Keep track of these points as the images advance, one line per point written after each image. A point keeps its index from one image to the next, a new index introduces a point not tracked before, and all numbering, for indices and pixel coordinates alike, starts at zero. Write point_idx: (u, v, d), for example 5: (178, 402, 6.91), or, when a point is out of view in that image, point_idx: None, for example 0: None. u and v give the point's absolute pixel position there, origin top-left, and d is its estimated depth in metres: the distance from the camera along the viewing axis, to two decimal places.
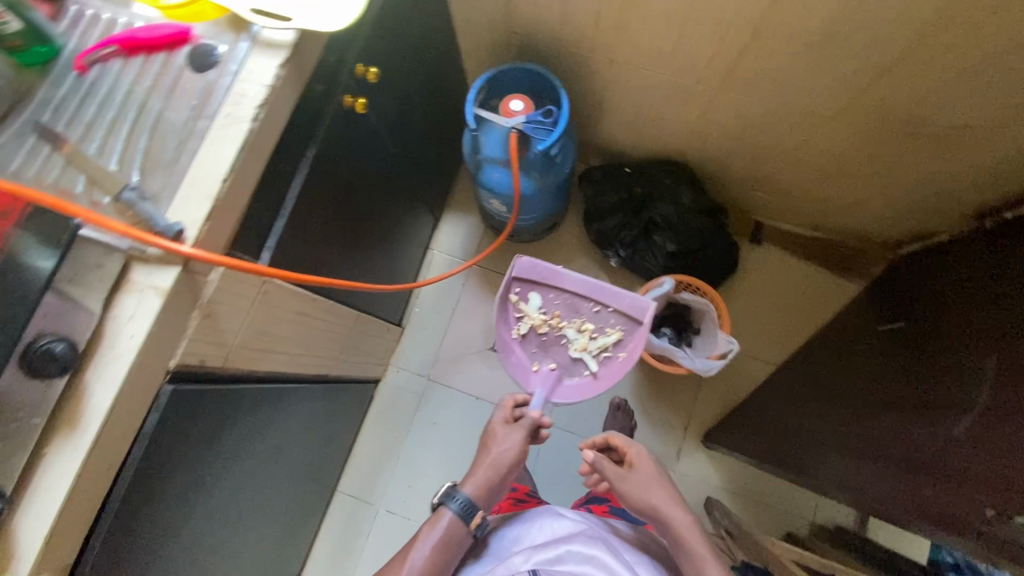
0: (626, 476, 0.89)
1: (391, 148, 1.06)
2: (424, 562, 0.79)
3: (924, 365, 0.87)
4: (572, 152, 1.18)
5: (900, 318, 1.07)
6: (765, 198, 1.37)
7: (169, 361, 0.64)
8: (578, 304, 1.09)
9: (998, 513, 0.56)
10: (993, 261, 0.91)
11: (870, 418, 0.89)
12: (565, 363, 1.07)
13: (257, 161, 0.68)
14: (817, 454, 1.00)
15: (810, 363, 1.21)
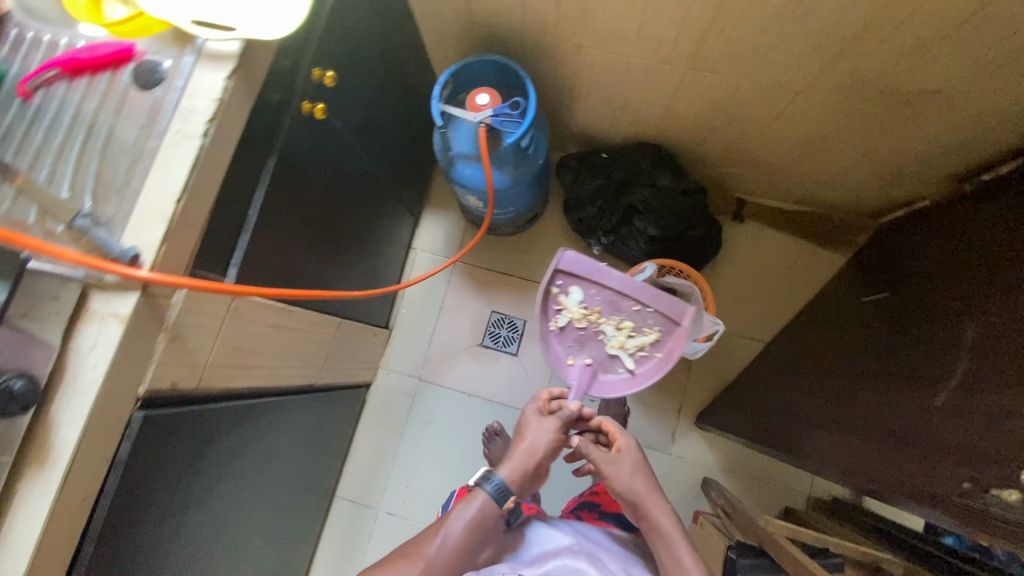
0: (613, 465, 0.87)
1: (359, 151, 1.04)
2: (457, 540, 0.77)
3: (901, 338, 0.88)
4: (544, 143, 1.17)
5: (881, 288, 1.07)
6: (744, 175, 1.36)
7: (138, 388, 0.63)
8: (618, 301, 1.04)
9: (976, 486, 0.57)
10: (971, 227, 0.91)
11: (850, 392, 0.90)
12: (600, 359, 1.02)
13: (213, 177, 0.66)
14: (795, 430, 1.01)
15: (794, 342, 1.22)
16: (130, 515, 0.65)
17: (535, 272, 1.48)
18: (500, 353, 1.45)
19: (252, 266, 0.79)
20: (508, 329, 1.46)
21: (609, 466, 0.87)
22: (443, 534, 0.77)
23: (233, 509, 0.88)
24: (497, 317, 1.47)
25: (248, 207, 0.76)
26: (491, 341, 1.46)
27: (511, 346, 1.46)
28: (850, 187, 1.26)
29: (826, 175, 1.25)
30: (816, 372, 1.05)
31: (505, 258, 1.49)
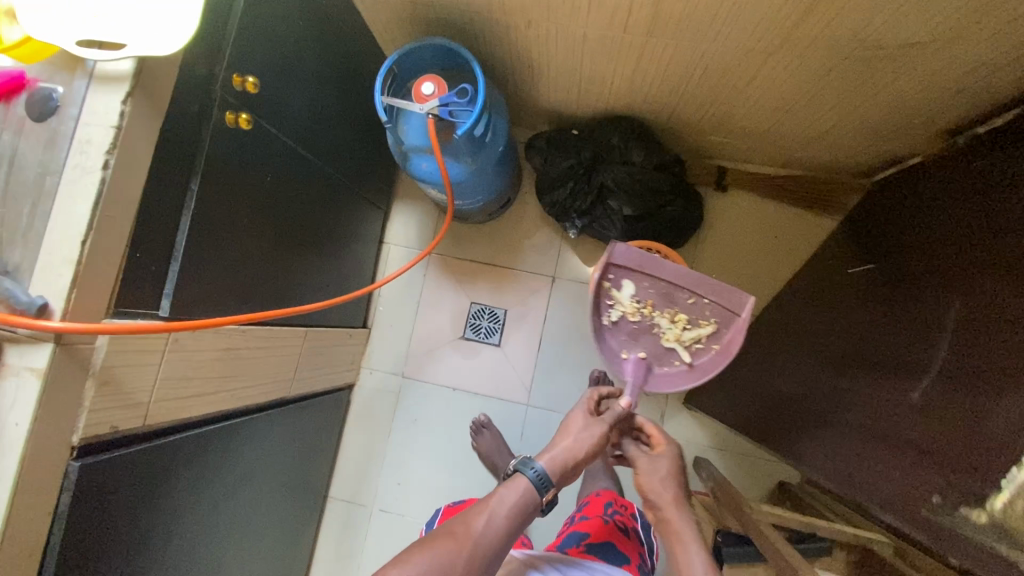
0: (646, 467, 0.87)
1: (306, 154, 0.99)
2: (500, 526, 0.72)
3: (876, 316, 0.85)
4: (503, 127, 1.10)
5: (864, 257, 1.02)
6: (724, 141, 1.28)
7: (72, 437, 0.61)
8: (672, 292, 0.98)
9: (947, 503, 0.56)
10: (951, 191, 0.86)
11: (828, 376, 0.88)
12: (655, 354, 0.97)
13: (123, 210, 0.62)
14: (774, 413, 1.00)
15: (780, 322, 1.18)
16: (86, 562, 0.64)
17: (513, 259, 1.44)
18: (482, 344, 1.42)
19: (191, 293, 0.76)
20: (490, 320, 1.43)
21: (643, 467, 0.87)
22: (489, 514, 0.72)
23: (212, 534, 0.88)
24: (476, 308, 1.43)
25: (176, 233, 0.72)
26: (472, 333, 1.43)
27: (494, 336, 1.42)
28: (836, 147, 1.18)
29: (810, 137, 1.17)
30: (797, 353, 1.03)
31: (480, 247, 1.45)
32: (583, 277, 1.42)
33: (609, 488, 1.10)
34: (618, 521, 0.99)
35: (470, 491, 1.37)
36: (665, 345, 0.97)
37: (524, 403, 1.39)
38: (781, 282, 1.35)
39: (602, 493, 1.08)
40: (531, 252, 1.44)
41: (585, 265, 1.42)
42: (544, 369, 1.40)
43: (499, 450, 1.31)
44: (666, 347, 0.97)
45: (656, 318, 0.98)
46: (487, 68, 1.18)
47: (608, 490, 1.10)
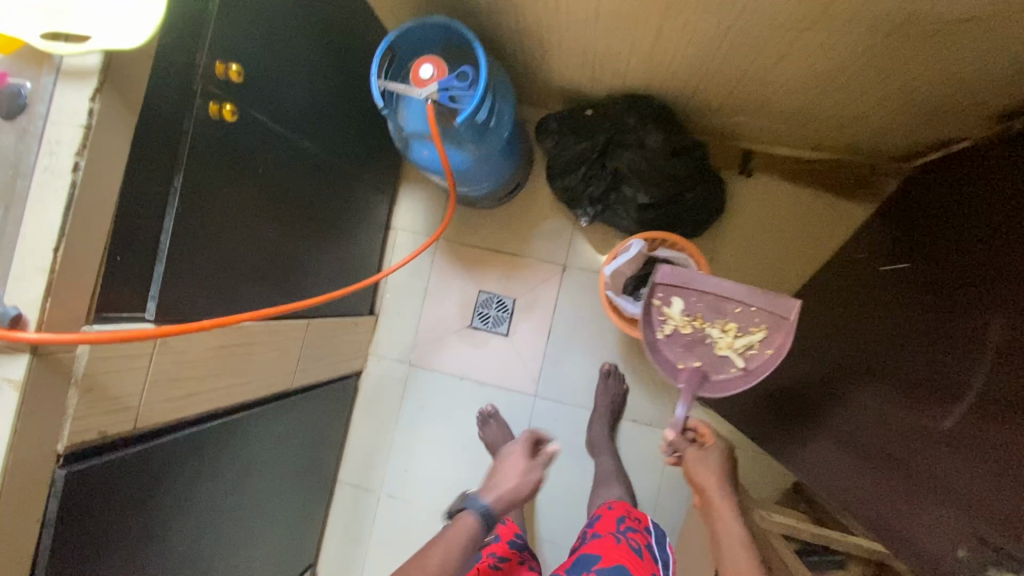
0: (701, 462, 0.85)
1: (303, 143, 0.95)
2: (456, 556, 0.76)
3: (902, 324, 0.79)
4: (508, 111, 1.03)
5: (891, 255, 0.95)
6: (749, 122, 1.19)
7: (57, 446, 0.60)
8: (720, 304, 0.97)
9: (981, 554, 0.52)
10: (993, 186, 0.78)
11: (848, 388, 0.84)
12: (710, 364, 0.94)
13: (98, 214, 0.59)
14: (791, 422, 0.96)
15: (803, 324, 1.12)
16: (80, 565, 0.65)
17: (522, 246, 1.39)
18: (490, 334, 1.39)
19: (179, 293, 0.74)
20: (498, 309, 1.39)
21: (697, 461, 0.85)
22: (444, 550, 0.76)
23: (214, 527, 0.89)
24: (484, 297, 1.40)
25: (159, 234, 0.70)
26: (480, 322, 1.40)
27: (502, 326, 1.39)
28: (874, 129, 1.08)
29: (844, 120, 1.07)
30: (817, 358, 0.98)
31: (489, 234, 1.40)
32: (595, 266, 1.36)
33: (621, 499, 1.01)
34: (629, 539, 0.91)
35: (477, 480, 1.37)
36: (718, 355, 0.95)
37: (532, 394, 1.36)
38: (807, 273, 1.27)
39: (614, 505, 1.00)
40: (541, 239, 1.38)
41: (598, 253, 1.36)
42: (553, 360, 1.36)
43: (505, 442, 1.29)
44: (723, 356, 0.94)
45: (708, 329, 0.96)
46: (494, 45, 1.11)
47: (621, 500, 1.01)
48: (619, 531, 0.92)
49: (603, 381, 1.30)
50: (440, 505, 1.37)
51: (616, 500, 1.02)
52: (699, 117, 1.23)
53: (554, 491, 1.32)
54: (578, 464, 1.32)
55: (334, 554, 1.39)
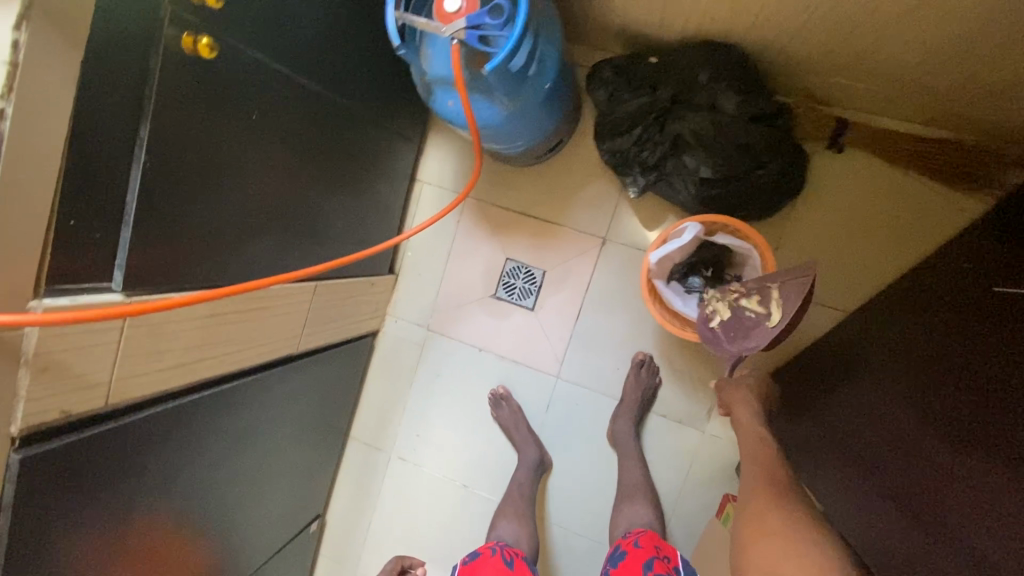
0: (734, 384, 0.89)
1: (307, 85, 0.82)
2: None
3: (957, 352, 0.70)
4: (551, 55, 0.86)
5: (985, 260, 0.79)
6: (850, 85, 0.96)
7: (10, 429, 0.55)
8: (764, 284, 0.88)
9: None
10: None
11: (900, 420, 0.73)
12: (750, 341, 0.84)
13: (40, 172, 0.50)
14: (818, 429, 0.90)
15: (856, 324, 1.00)
16: (46, 543, 0.61)
17: (558, 212, 1.24)
18: (514, 306, 1.28)
19: (155, 259, 0.65)
20: (525, 280, 1.27)
21: (728, 384, 0.90)
22: None
23: (206, 493, 0.85)
24: (512, 266, 1.27)
25: (126, 192, 0.60)
26: (505, 293, 1.28)
27: (528, 299, 1.27)
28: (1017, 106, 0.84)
29: (974, 95, 0.84)
30: (858, 365, 0.89)
31: (523, 195, 1.26)
32: (639, 242, 1.20)
33: (650, 533, 0.88)
34: None
35: (489, 454, 1.31)
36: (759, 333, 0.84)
37: (554, 374, 1.26)
38: (893, 274, 1.07)
39: (641, 541, 0.87)
40: (581, 207, 1.23)
41: (644, 228, 1.20)
42: (581, 342, 1.25)
43: (517, 425, 1.23)
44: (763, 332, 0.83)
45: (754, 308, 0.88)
46: None
47: (649, 534, 0.88)
48: None
49: (634, 371, 1.18)
50: (450, 475, 1.33)
51: (644, 532, 0.88)
52: (784, 74, 1.02)
53: (569, 478, 1.24)
54: (597, 454, 1.23)
55: (344, 506, 1.39)
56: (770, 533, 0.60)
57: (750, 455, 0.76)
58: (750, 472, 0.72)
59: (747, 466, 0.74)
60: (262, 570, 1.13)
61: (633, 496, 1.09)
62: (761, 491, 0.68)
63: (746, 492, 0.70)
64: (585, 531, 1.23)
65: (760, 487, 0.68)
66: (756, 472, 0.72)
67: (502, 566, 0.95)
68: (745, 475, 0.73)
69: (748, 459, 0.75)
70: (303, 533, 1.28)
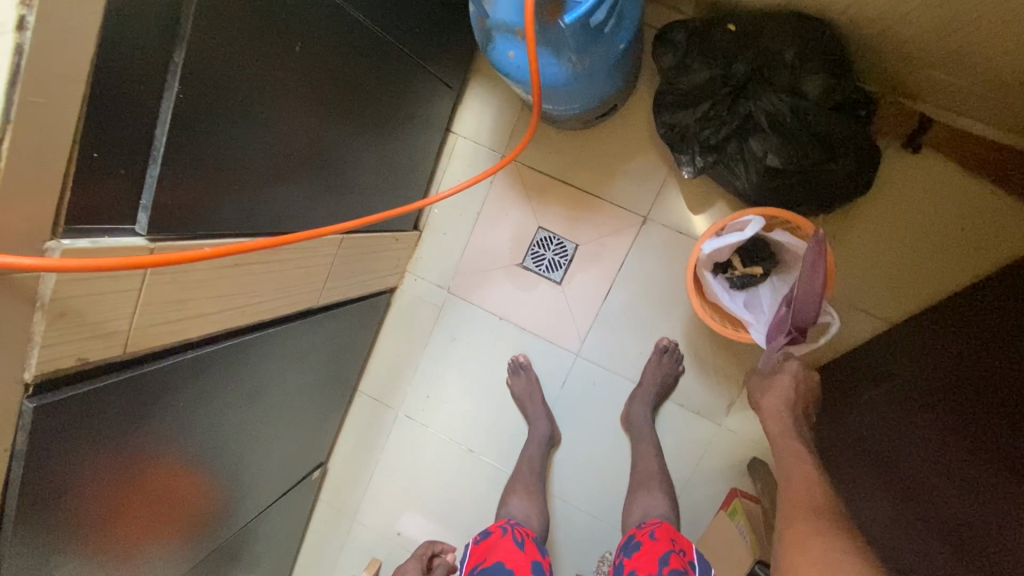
0: (768, 391, 0.86)
1: (348, 10, 0.73)
2: None
3: (1011, 380, 0.66)
4: (631, 11, 0.78)
5: None
6: (946, 80, 0.87)
7: (23, 374, 0.50)
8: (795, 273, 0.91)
9: None
10: None
11: (937, 435, 0.71)
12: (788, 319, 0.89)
13: (63, 92, 0.43)
14: (855, 441, 0.87)
15: (903, 335, 0.96)
16: (59, 490, 0.59)
17: (601, 183, 1.17)
18: (541, 278, 1.22)
19: (184, 200, 0.59)
20: (556, 252, 1.21)
21: (761, 391, 0.87)
22: None
23: (214, 443, 0.83)
24: (543, 235, 1.21)
25: (155, 124, 0.53)
26: (533, 263, 1.22)
27: (557, 272, 1.21)
28: None
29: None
30: (902, 383, 0.85)
31: (564, 161, 1.18)
32: (681, 225, 1.14)
33: (666, 525, 0.92)
34: None
35: (498, 423, 1.29)
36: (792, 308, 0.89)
37: (574, 351, 1.23)
38: (947, 289, 1.02)
39: (657, 534, 0.91)
40: (625, 181, 1.16)
41: (689, 211, 1.14)
42: (606, 321, 1.21)
43: (532, 398, 1.20)
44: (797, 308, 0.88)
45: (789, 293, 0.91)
46: None
47: (666, 527, 0.92)
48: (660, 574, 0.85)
49: (656, 357, 1.15)
50: (457, 438, 1.32)
51: (660, 524, 0.93)
52: (874, 57, 0.92)
53: (578, 456, 1.23)
54: (610, 435, 1.21)
55: (346, 457, 1.39)
56: (811, 560, 0.58)
57: (793, 471, 0.73)
58: (790, 496, 0.69)
59: (785, 486, 0.71)
60: (264, 514, 1.14)
61: (648, 484, 1.08)
62: (801, 509, 0.65)
63: (783, 513, 0.67)
64: (588, 508, 1.23)
65: (798, 510, 0.66)
66: (799, 492, 0.68)
67: (513, 547, 0.97)
68: (786, 494, 0.70)
69: (789, 475, 0.72)
70: (305, 480, 1.28)
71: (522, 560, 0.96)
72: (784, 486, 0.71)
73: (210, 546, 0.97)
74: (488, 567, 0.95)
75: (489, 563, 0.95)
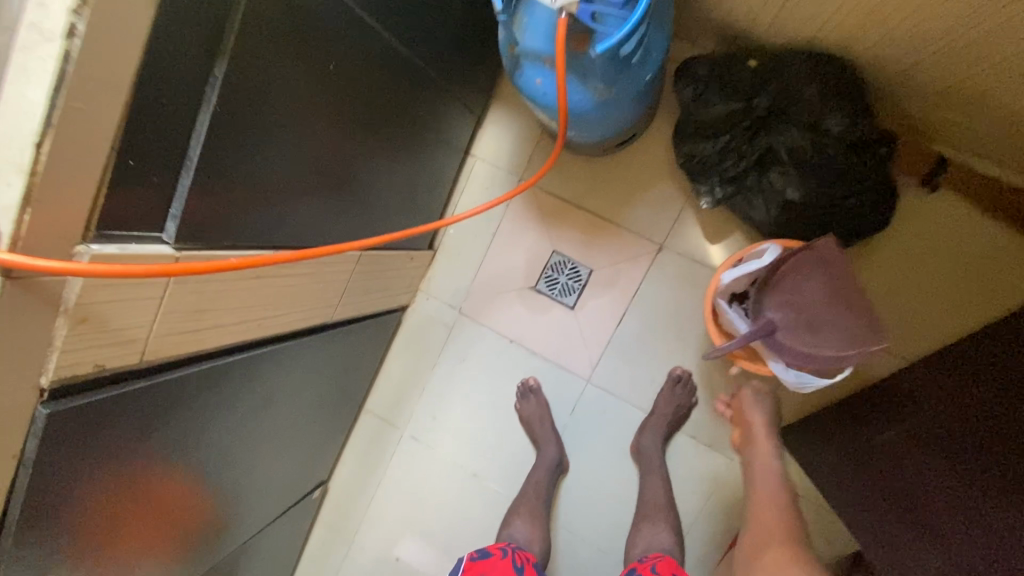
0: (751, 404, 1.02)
1: (380, 31, 0.74)
2: None
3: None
4: (660, 44, 0.79)
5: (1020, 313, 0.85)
6: (965, 123, 0.88)
7: (41, 380, 0.50)
8: (814, 301, 0.88)
9: None
10: None
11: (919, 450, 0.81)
12: (782, 325, 0.90)
13: (105, 103, 0.44)
14: (835, 444, 0.97)
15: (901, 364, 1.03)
16: (63, 503, 0.57)
17: (617, 210, 1.18)
18: (554, 302, 1.22)
19: (210, 212, 0.59)
20: (569, 276, 1.21)
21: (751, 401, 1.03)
22: None
23: (219, 456, 0.81)
24: (557, 259, 1.21)
25: (191, 135, 0.54)
26: (546, 287, 1.22)
27: (570, 297, 1.21)
28: None
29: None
30: (903, 416, 0.89)
31: (582, 186, 1.19)
32: (696, 254, 1.14)
33: (669, 559, 0.90)
34: None
35: (504, 448, 1.27)
36: (796, 328, 0.89)
37: (585, 378, 1.21)
38: (963, 329, 1.02)
39: (658, 566, 0.89)
40: (641, 209, 1.16)
41: (705, 240, 1.14)
42: (618, 348, 1.19)
43: (542, 422, 1.18)
44: (794, 331, 0.89)
45: (796, 303, 0.90)
46: None
47: (669, 561, 0.89)
48: None
49: (669, 387, 1.13)
50: (460, 462, 1.29)
51: (663, 558, 0.90)
52: (894, 98, 0.93)
53: (583, 484, 1.21)
54: (618, 466, 1.19)
55: (347, 476, 1.36)
56: None
57: (771, 506, 0.89)
58: (762, 529, 0.86)
59: (757, 515, 0.89)
60: (263, 532, 1.11)
61: (655, 518, 1.06)
62: None
63: None
64: (593, 541, 1.20)
65: None
66: (767, 529, 0.85)
67: (511, 569, 0.94)
68: (756, 522, 0.88)
69: (763, 505, 0.89)
70: (305, 499, 1.25)
71: None
72: (755, 510, 0.90)
73: (206, 565, 0.94)
74: None
75: None
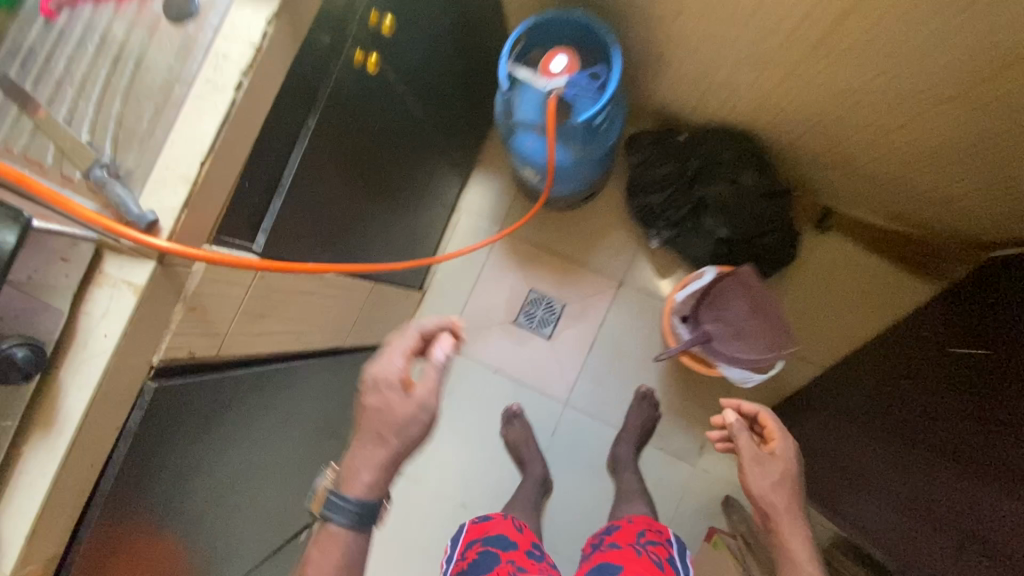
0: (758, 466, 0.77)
1: (410, 104, 0.94)
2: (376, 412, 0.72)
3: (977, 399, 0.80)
4: (620, 119, 1.05)
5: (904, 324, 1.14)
6: (838, 180, 1.19)
7: (153, 357, 0.59)
8: (739, 315, 1.12)
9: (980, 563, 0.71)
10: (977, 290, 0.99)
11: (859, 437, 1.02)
12: (716, 335, 1.12)
13: (247, 135, 0.59)
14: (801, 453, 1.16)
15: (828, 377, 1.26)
16: (141, 481, 0.64)
17: (583, 254, 1.39)
18: (533, 333, 1.38)
19: (286, 231, 0.73)
20: (546, 310, 1.38)
21: (756, 462, 0.77)
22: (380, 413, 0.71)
23: None
24: (535, 296, 1.39)
25: (284, 167, 0.69)
26: (525, 320, 1.39)
27: (546, 328, 1.38)
28: (961, 211, 1.09)
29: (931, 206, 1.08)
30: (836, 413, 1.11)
31: (554, 234, 1.40)
32: (651, 289, 1.37)
33: (643, 515, 1.03)
34: (650, 552, 0.92)
35: (491, 474, 1.36)
36: (727, 337, 1.12)
37: (564, 401, 1.36)
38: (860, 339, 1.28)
39: (634, 520, 1.01)
40: (604, 252, 1.39)
41: (657, 277, 1.37)
42: (591, 372, 1.36)
43: (528, 443, 1.30)
44: (726, 340, 1.12)
45: (726, 317, 1.12)
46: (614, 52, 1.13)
47: (644, 515, 1.02)
48: (639, 544, 0.93)
49: (637, 403, 1.29)
50: (449, 492, 1.36)
51: (638, 513, 1.03)
52: (788, 164, 1.24)
53: (566, 500, 1.31)
54: (597, 479, 1.31)
55: None
56: None
57: None
58: None
59: None
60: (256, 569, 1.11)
61: None
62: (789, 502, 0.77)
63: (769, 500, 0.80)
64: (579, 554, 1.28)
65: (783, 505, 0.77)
66: None
67: (512, 528, 1.00)
68: None
69: None
70: (293, 540, 1.25)
71: (523, 538, 0.98)
72: None
73: None
74: (490, 539, 0.97)
75: (490, 536, 0.98)
